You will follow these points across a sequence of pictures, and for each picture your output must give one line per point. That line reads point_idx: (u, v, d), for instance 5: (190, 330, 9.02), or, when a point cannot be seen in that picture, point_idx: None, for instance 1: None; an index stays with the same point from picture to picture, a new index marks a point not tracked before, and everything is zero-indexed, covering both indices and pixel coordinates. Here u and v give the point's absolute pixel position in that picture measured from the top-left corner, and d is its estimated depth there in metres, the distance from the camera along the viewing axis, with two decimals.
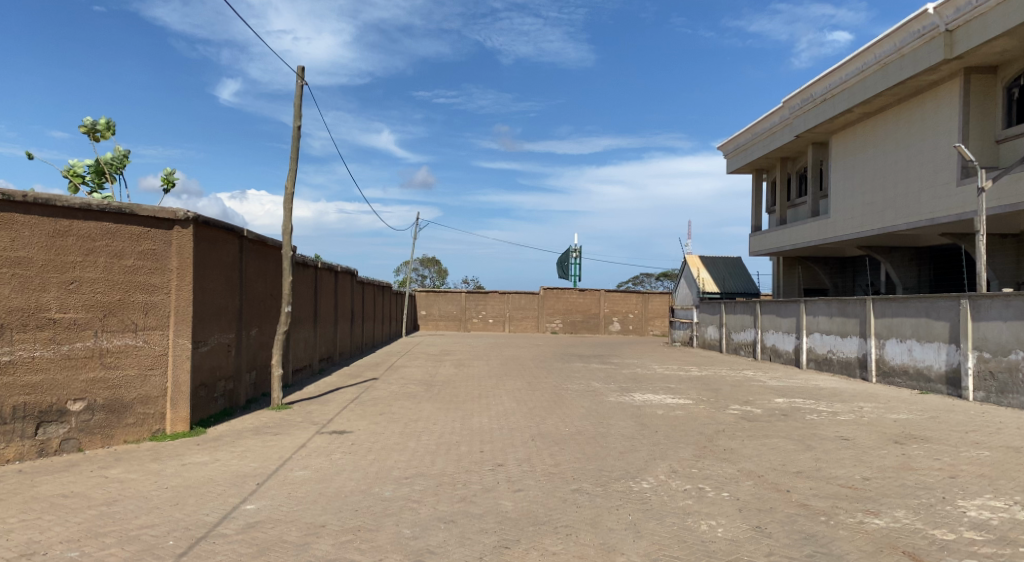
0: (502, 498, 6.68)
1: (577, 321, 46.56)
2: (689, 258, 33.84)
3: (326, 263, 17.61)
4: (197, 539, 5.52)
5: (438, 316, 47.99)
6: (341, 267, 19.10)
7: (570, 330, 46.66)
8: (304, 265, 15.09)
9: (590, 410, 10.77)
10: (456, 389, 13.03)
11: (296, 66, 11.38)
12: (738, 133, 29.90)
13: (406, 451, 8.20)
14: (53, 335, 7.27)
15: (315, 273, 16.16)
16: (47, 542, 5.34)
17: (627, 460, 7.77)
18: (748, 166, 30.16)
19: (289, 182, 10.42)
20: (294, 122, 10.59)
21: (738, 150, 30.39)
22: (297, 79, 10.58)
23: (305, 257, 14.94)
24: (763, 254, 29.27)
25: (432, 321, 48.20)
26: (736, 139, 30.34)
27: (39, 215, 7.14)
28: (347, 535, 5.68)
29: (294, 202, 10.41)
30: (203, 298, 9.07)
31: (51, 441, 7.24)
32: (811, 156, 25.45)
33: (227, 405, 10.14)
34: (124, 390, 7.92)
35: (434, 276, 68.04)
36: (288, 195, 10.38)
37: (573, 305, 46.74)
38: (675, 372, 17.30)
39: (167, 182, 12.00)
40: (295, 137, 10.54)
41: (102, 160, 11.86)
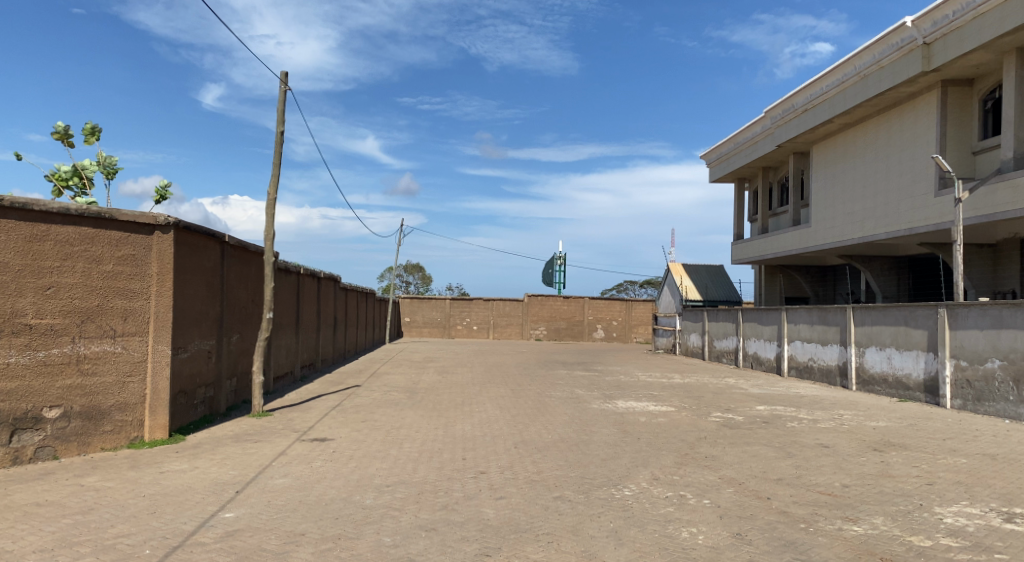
0: (483, 505, 6.81)
1: (562, 328, 46.71)
2: (673, 265, 33.90)
3: (308, 269, 17.46)
4: (173, 548, 5.66)
5: (422, 322, 47.88)
6: (324, 273, 18.95)
7: (555, 337, 46.71)
8: (287, 271, 14.97)
9: (573, 416, 10.74)
10: (439, 396, 12.94)
11: (279, 72, 11.26)
12: (721, 142, 30.07)
13: (388, 458, 8.11)
14: (28, 341, 7.15)
15: (297, 280, 16.01)
16: (20, 552, 5.44)
17: (609, 467, 7.75)
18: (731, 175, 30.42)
19: (270, 189, 10.28)
20: (277, 127, 10.47)
21: (720, 159, 30.61)
22: (280, 84, 10.47)
23: (287, 263, 14.84)
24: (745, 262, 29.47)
25: (417, 328, 48.13)
26: (717, 148, 30.58)
27: (16, 220, 7.04)
28: (327, 544, 5.81)
29: (275, 208, 10.27)
30: (183, 305, 8.97)
31: (26, 449, 7.12)
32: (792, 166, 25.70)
33: (207, 413, 10.02)
34: (102, 397, 7.80)
35: (418, 284, 68.10)
36: (270, 200, 10.24)
37: (557, 312, 46.90)
38: (656, 380, 17.36)
39: (159, 195, 11.89)
40: (277, 142, 10.41)
41: (83, 165, 11.74)
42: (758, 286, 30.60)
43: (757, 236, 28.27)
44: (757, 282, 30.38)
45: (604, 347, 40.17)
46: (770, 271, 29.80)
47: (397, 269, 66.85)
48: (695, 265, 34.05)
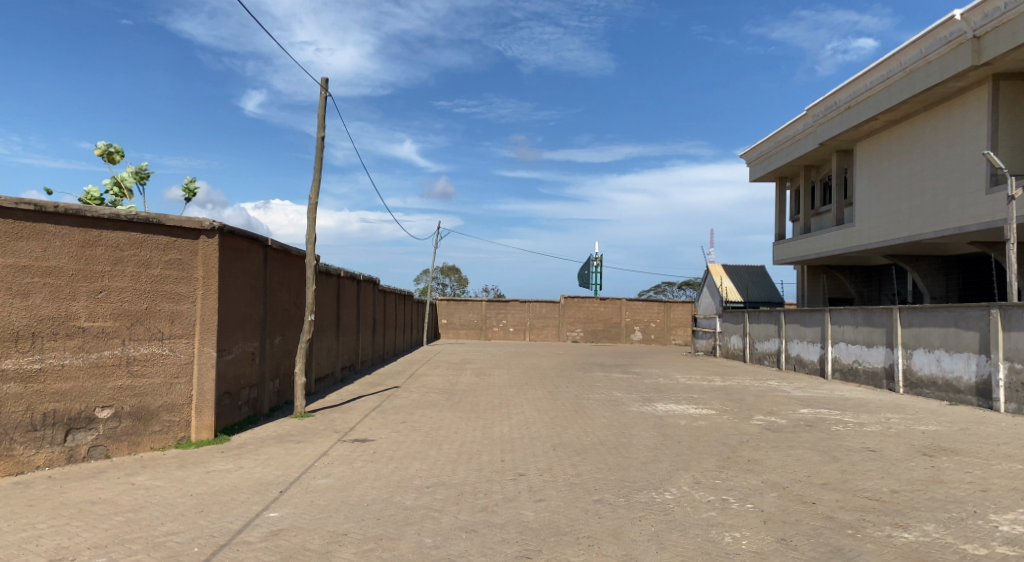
0: (524, 508, 6.84)
1: (599, 330, 46.50)
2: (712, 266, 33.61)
3: (349, 272, 17.69)
4: (221, 546, 5.80)
5: (459, 324, 48.13)
6: (363, 276, 19.18)
7: (591, 339, 46.55)
8: (328, 274, 15.18)
9: (612, 419, 10.66)
10: (477, 398, 12.97)
11: (320, 78, 11.36)
12: (761, 141, 29.68)
13: (427, 459, 8.16)
14: (81, 343, 7.36)
15: (337, 282, 16.22)
16: (76, 548, 5.63)
17: (649, 470, 7.68)
18: (771, 174, 30.00)
19: (312, 194, 10.39)
20: (318, 133, 10.57)
21: (761, 158, 30.21)
22: (321, 90, 10.54)
23: (328, 266, 15.05)
24: (787, 262, 29.04)
25: (454, 329, 48.39)
26: (758, 147, 30.19)
27: (69, 226, 7.25)
28: (369, 544, 5.90)
29: (317, 213, 10.36)
30: (228, 307, 9.14)
31: (80, 448, 7.34)
32: (835, 164, 25.25)
33: (251, 413, 10.21)
34: (150, 398, 7.99)
35: (455, 285, 68.48)
36: (312, 205, 10.34)
37: (594, 313, 46.70)
38: (697, 382, 17.17)
39: (190, 192, 12.13)
40: (318, 147, 10.48)
41: (120, 178, 12.05)
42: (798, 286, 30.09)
43: (799, 236, 27.84)
44: (799, 283, 29.95)
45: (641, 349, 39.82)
46: (812, 272, 29.35)
47: (433, 272, 67.46)
48: (735, 265, 33.66)
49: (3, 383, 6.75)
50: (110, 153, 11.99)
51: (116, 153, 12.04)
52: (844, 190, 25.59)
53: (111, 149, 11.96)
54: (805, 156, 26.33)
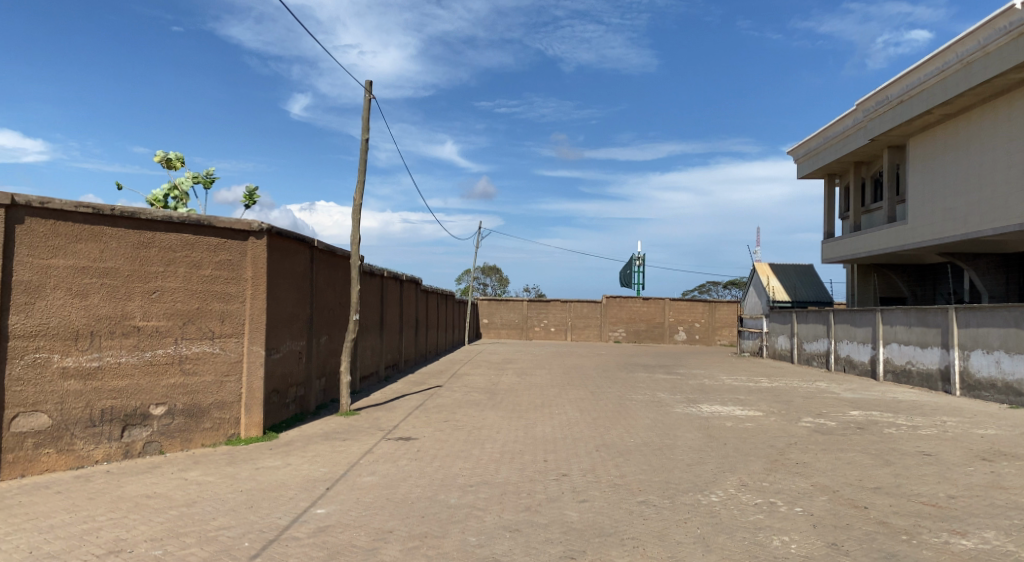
0: (567, 508, 6.82)
1: (642, 330, 46.02)
2: (758, 266, 32.73)
3: (392, 272, 17.89)
4: (270, 541, 5.91)
5: (501, 324, 48.39)
6: (405, 276, 19.38)
7: (634, 339, 46.10)
8: (372, 274, 15.37)
9: (656, 420, 10.55)
10: (519, 398, 12.98)
11: (365, 80, 11.48)
12: (809, 137, 29.11)
13: (470, 458, 8.19)
14: (137, 342, 7.59)
15: (381, 282, 16.42)
16: (133, 541, 5.79)
17: (695, 472, 7.58)
18: (820, 170, 29.40)
19: (357, 195, 10.50)
20: (362, 135, 10.68)
21: (809, 155, 29.63)
22: (365, 92, 10.64)
23: (372, 266, 15.26)
24: (836, 261, 28.42)
25: (494, 329, 48.73)
26: (806, 143, 29.61)
27: (125, 228, 7.48)
28: (414, 542, 5.95)
29: (361, 214, 10.48)
30: (276, 307, 9.33)
31: (135, 443, 7.58)
32: (886, 160, 24.63)
33: (298, 411, 10.40)
34: (202, 396, 8.20)
35: (495, 286, 68.77)
36: (357, 207, 10.47)
37: (636, 313, 46.28)
38: (743, 383, 16.92)
39: (249, 199, 12.38)
40: (363, 149, 10.58)
41: (181, 184, 12.36)
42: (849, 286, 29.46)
43: (848, 234, 27.23)
44: (849, 282, 29.31)
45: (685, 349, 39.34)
46: (863, 271, 28.70)
47: (473, 272, 67.95)
48: (782, 264, 32.77)
49: (63, 379, 7.01)
50: (170, 160, 12.32)
51: (175, 160, 12.36)
52: (897, 186, 24.92)
53: (170, 155, 12.28)
54: (855, 151, 25.73)
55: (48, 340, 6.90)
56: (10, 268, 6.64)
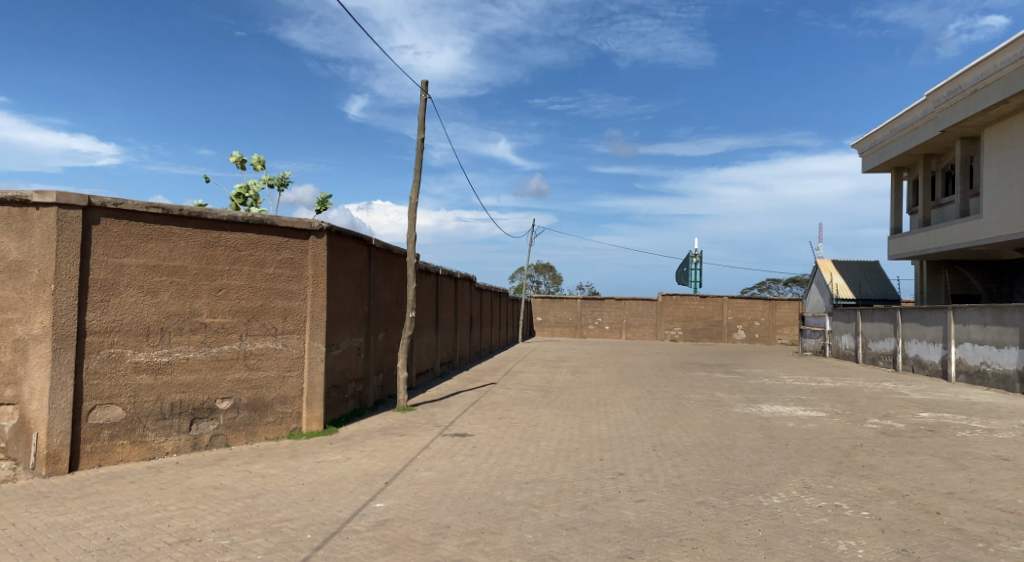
0: (624, 507, 6.77)
1: (699, 329, 44.95)
2: (821, 262, 31.98)
3: (447, 270, 18.09)
4: (331, 534, 6.04)
5: (554, 322, 48.59)
6: (460, 273, 19.58)
7: (692, 338, 45.06)
8: (427, 271, 15.56)
9: (715, 420, 10.37)
10: (573, 396, 12.95)
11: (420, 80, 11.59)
12: (875, 130, 28.21)
13: (525, 455, 8.21)
14: (204, 338, 7.85)
15: (437, 280, 16.61)
16: (202, 530, 6.00)
17: (755, 473, 7.43)
18: (887, 164, 28.44)
19: (413, 194, 10.62)
20: (418, 134, 10.79)
21: (874, 148, 28.70)
22: (421, 92, 10.74)
23: (427, 264, 15.46)
24: (904, 257, 27.45)
25: (548, 327, 49.01)
26: (871, 136, 28.70)
27: (193, 228, 7.73)
28: (471, 538, 5.99)
29: (417, 212, 10.60)
30: (335, 304, 9.53)
31: (203, 436, 7.84)
32: (958, 152, 23.67)
33: (357, 406, 10.60)
34: (265, 390, 8.43)
35: (549, 284, 68.99)
36: (413, 205, 10.60)
37: (694, 312, 45.22)
38: (805, 383, 16.53)
39: (320, 206, 12.69)
40: (419, 148, 10.68)
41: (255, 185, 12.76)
42: (917, 283, 28.45)
43: (917, 229, 26.27)
44: (918, 279, 28.30)
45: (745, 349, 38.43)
46: (932, 268, 27.64)
47: (527, 269, 68.62)
48: (846, 261, 31.84)
49: (136, 373, 7.30)
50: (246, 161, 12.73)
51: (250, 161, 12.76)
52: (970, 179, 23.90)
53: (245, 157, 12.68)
54: (925, 144, 24.80)
55: (122, 335, 7.20)
56: (87, 267, 6.96)
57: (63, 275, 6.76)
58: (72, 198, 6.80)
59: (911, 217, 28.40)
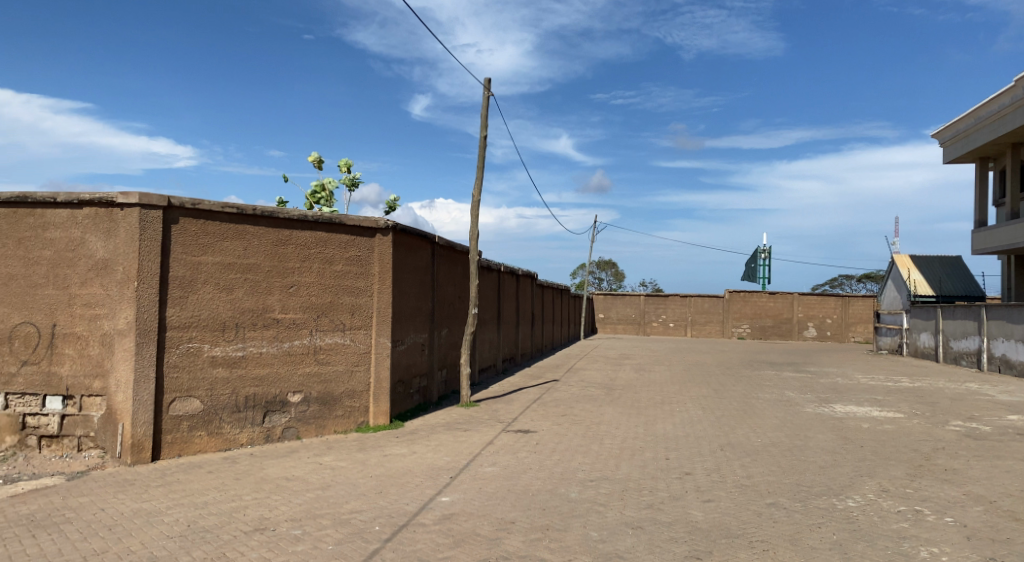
0: (691, 507, 6.66)
1: (768, 326, 43.95)
2: (898, 258, 30.65)
3: (509, 267, 18.21)
4: (399, 526, 6.14)
5: (617, 319, 48.34)
6: (522, 270, 19.67)
7: (760, 335, 44.09)
8: (489, 268, 15.68)
9: (785, 420, 10.12)
10: (637, 394, 12.84)
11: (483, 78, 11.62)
12: (957, 118, 26.97)
13: (590, 453, 8.17)
14: (276, 333, 8.09)
15: (498, 277, 16.73)
16: (275, 520, 6.18)
17: (829, 475, 7.22)
18: (970, 154, 27.14)
19: (475, 191, 10.69)
20: (481, 132, 10.85)
21: (957, 137, 27.44)
22: (484, 90, 10.79)
23: (489, 261, 15.59)
24: (988, 252, 26.14)
25: (611, 324, 48.84)
26: (953, 125, 27.45)
27: (266, 227, 7.98)
28: (537, 534, 6.00)
29: (480, 209, 10.66)
30: (400, 300, 9.70)
31: (275, 428, 8.08)
32: None
33: (422, 401, 10.76)
34: (334, 384, 8.63)
35: (610, 281, 68.88)
36: (475, 202, 10.67)
37: (762, 309, 44.24)
38: (881, 383, 15.94)
39: None
40: (482, 146, 10.73)
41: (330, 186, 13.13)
42: (1004, 278, 27.06)
43: (1004, 222, 24.99)
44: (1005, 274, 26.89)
45: (819, 347, 37.17)
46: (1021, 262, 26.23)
47: (591, 265, 68.79)
48: (926, 256, 30.35)
49: (213, 367, 7.58)
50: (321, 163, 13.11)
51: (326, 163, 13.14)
52: None
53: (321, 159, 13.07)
54: (1013, 132, 23.57)
55: (200, 331, 7.48)
56: (167, 265, 7.25)
57: (146, 273, 7.07)
58: (153, 199, 7.10)
59: (997, 209, 27.01)
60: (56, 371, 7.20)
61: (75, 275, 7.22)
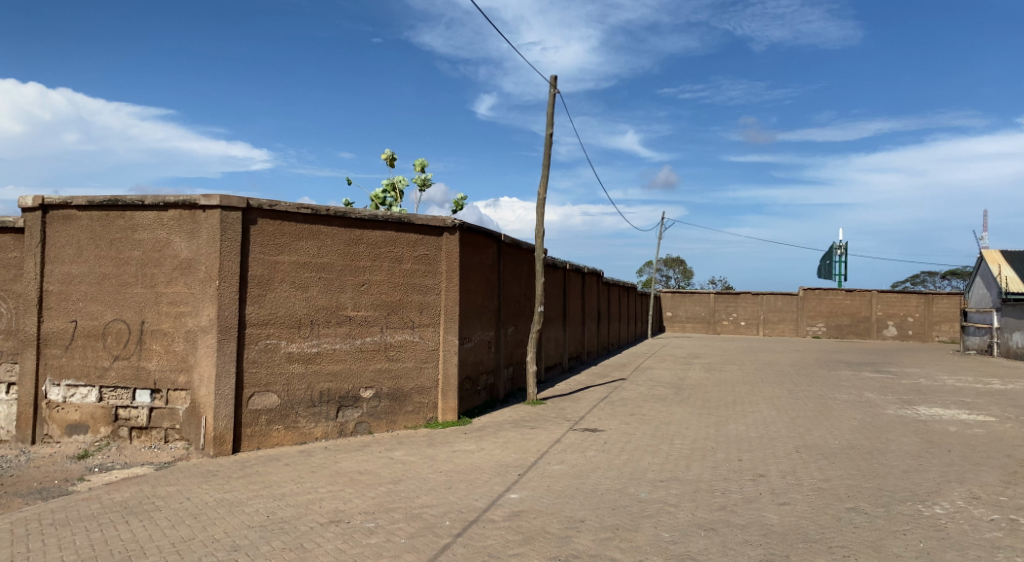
0: (766, 510, 6.50)
1: (845, 325, 42.44)
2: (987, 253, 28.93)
3: (574, 265, 18.19)
4: (469, 522, 6.20)
5: (685, 318, 47.77)
6: (588, 268, 19.60)
7: (836, 335, 42.67)
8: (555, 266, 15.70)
9: (866, 422, 9.78)
10: (708, 394, 12.61)
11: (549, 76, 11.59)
12: None
13: (659, 453, 8.07)
14: (349, 330, 8.29)
15: (564, 275, 16.73)
16: (350, 512, 6.33)
17: (913, 480, 6.93)
18: None
19: (541, 189, 10.68)
20: (547, 130, 10.84)
21: None
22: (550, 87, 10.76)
23: (554, 259, 15.62)
24: None
25: (680, 323, 48.22)
26: None
27: (339, 227, 8.18)
28: (606, 533, 5.97)
29: (546, 207, 10.65)
30: (467, 298, 9.80)
31: (349, 423, 8.29)
32: None
33: (488, 398, 10.85)
34: (404, 380, 8.79)
35: (679, 278, 68.05)
36: (541, 200, 10.67)
37: (839, 307, 42.82)
38: (970, 385, 15.18)
39: None
40: (548, 144, 10.71)
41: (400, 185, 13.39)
42: None
43: None
44: None
45: (903, 346, 35.59)
46: None
47: (658, 263, 68.07)
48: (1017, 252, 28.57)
49: (290, 363, 7.83)
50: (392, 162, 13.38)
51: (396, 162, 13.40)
52: None
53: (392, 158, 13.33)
54: None
55: (277, 328, 7.74)
56: (246, 264, 7.52)
57: (227, 272, 7.36)
58: (233, 201, 7.38)
59: None
60: (145, 366, 7.56)
61: (161, 274, 7.57)
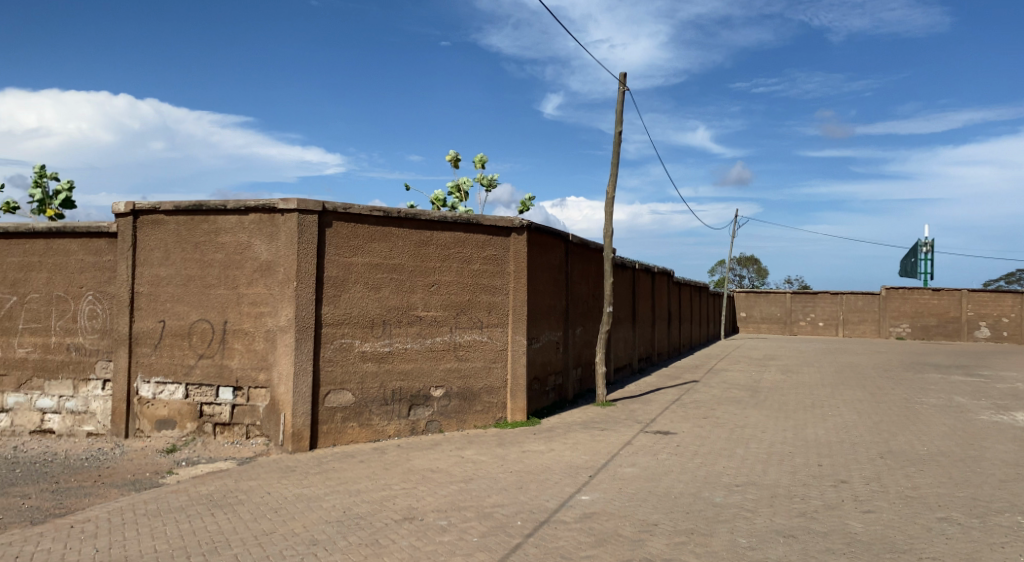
0: (848, 518, 6.26)
1: (931, 325, 40.39)
2: None
3: (644, 265, 18.00)
4: (541, 522, 6.20)
5: (760, 318, 46.72)
6: (657, 268, 19.38)
7: (922, 335, 40.69)
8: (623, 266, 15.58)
9: (958, 428, 9.30)
10: (785, 397, 12.23)
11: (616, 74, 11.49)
12: None
13: (734, 457, 7.89)
14: (419, 330, 8.42)
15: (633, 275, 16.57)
16: (423, 509, 6.42)
17: (1012, 491, 6.54)
18: None
19: (609, 188, 10.59)
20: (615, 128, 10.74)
21: None
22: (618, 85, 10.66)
23: (622, 258, 15.50)
24: None
25: (754, 323, 47.20)
26: None
27: (409, 228, 8.32)
28: (681, 537, 5.87)
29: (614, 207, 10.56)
30: (535, 298, 9.81)
31: (420, 421, 8.42)
32: None
33: (556, 399, 10.83)
34: (473, 380, 8.87)
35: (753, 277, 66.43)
36: (609, 200, 10.59)
37: (925, 306, 40.86)
38: None
39: None
40: (616, 142, 10.61)
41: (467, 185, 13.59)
42: None
43: None
44: None
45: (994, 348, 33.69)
46: None
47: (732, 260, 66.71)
48: None
49: (363, 362, 8.00)
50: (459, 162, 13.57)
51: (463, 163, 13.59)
52: None
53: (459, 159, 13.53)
54: None
55: (351, 327, 7.92)
56: (321, 266, 7.72)
57: (304, 273, 7.58)
58: (309, 204, 7.60)
59: None
60: (227, 364, 7.87)
61: (242, 276, 7.85)
